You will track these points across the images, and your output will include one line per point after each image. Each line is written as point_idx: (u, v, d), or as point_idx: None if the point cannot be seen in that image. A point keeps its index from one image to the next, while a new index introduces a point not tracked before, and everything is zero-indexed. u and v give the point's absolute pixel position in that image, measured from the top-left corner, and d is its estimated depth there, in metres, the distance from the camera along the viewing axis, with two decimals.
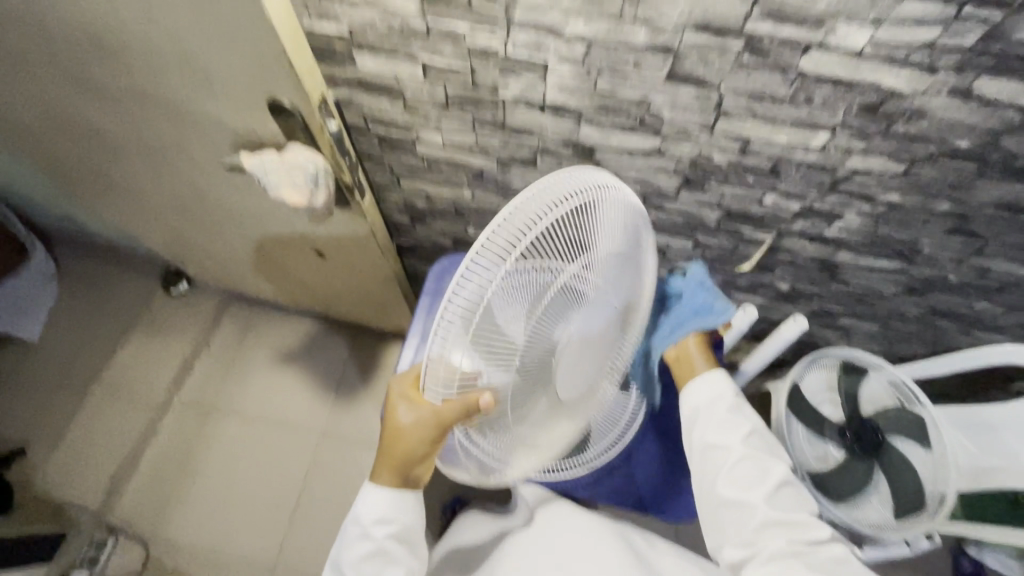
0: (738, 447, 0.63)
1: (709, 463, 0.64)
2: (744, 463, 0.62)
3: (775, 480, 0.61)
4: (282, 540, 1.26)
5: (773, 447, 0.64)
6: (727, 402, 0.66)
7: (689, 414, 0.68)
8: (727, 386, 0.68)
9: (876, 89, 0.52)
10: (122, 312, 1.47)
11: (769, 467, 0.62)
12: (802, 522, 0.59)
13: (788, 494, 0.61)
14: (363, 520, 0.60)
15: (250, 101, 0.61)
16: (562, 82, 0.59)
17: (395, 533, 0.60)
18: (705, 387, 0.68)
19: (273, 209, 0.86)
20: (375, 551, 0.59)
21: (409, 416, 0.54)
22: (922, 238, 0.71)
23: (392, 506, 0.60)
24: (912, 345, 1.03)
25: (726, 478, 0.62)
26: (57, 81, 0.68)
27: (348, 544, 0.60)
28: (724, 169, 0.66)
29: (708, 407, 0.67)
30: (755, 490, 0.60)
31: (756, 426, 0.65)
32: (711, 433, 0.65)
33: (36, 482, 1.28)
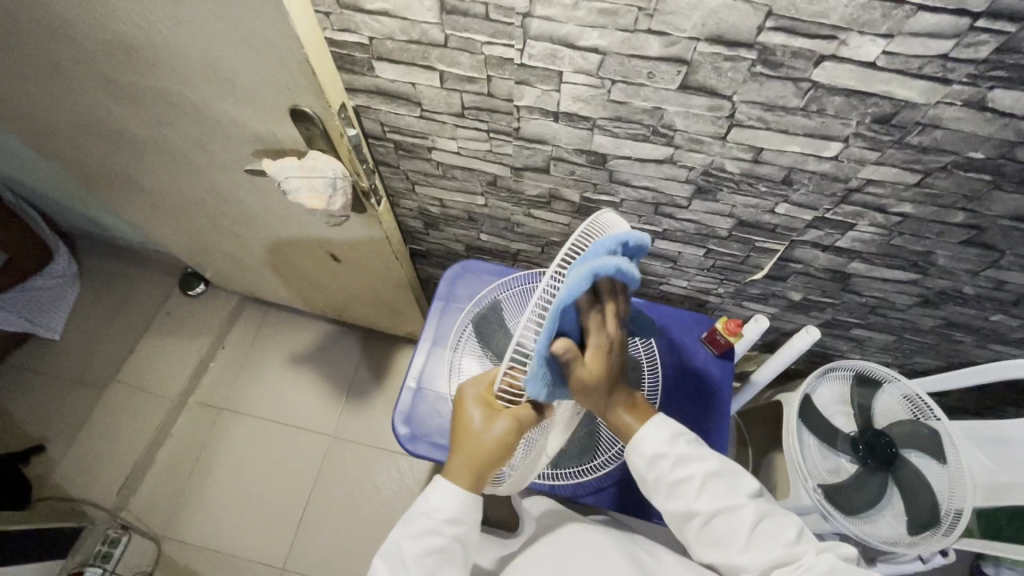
0: (699, 505, 0.58)
1: (685, 530, 0.60)
2: (713, 521, 0.58)
3: (745, 528, 0.56)
4: (291, 539, 1.27)
5: (733, 485, 0.59)
6: (668, 456, 0.60)
7: (642, 482, 0.63)
8: (662, 435, 0.61)
9: (888, 100, 0.52)
10: (141, 312, 1.51)
11: (735, 514, 0.57)
12: (785, 560, 0.54)
13: (761, 531, 0.56)
14: (435, 515, 0.57)
15: (272, 107, 0.63)
16: (576, 92, 0.60)
17: (462, 536, 0.58)
18: (646, 450, 0.61)
19: (290, 213, 0.88)
20: (438, 550, 0.56)
21: (488, 420, 0.59)
22: (936, 248, 0.70)
23: (462, 507, 0.58)
24: (927, 358, 1.02)
25: (704, 542, 0.58)
26: (87, 87, 0.71)
27: (410, 538, 0.56)
28: (736, 178, 0.67)
29: (653, 471, 0.61)
30: (733, 548, 0.56)
31: (706, 469, 0.59)
32: (670, 501, 0.60)
33: (53, 477, 1.30)
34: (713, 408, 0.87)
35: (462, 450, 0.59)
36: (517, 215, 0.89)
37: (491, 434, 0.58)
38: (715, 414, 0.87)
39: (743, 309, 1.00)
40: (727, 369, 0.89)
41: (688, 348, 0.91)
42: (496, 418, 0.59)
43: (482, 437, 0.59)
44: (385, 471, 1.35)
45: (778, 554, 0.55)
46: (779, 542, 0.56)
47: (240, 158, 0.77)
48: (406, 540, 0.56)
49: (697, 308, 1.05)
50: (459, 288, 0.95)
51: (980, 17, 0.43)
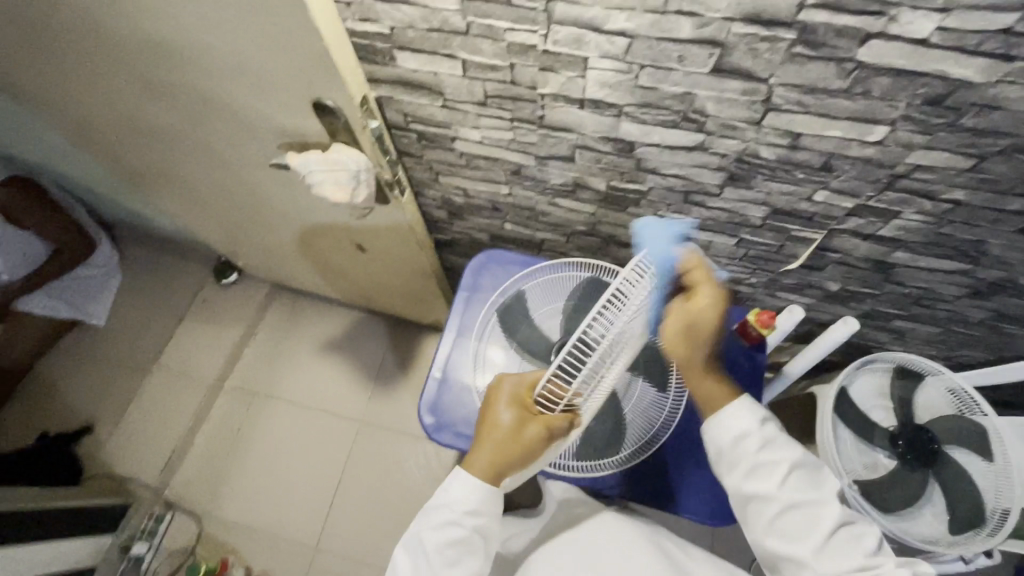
0: (780, 495, 0.58)
1: (755, 516, 0.60)
2: (791, 514, 0.57)
3: (825, 527, 0.56)
4: (323, 521, 1.31)
5: (816, 482, 0.59)
6: (754, 437, 0.61)
7: (717, 456, 0.63)
8: (751, 417, 0.61)
9: (942, 80, 0.48)
10: (177, 300, 1.56)
11: (816, 512, 0.57)
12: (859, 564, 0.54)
13: (842, 537, 0.56)
14: (455, 508, 0.59)
15: (295, 100, 0.63)
16: (602, 78, 0.58)
17: (481, 527, 0.59)
18: (730, 428, 0.62)
19: (316, 204, 0.89)
20: (459, 541, 0.58)
21: (513, 420, 0.58)
22: (990, 237, 0.66)
23: (481, 498, 0.59)
24: (975, 350, 0.96)
25: (774, 530, 0.58)
26: (119, 82, 0.72)
27: (431, 528, 0.58)
28: (771, 165, 0.64)
29: (737, 450, 0.61)
30: (806, 544, 0.56)
31: (793, 460, 0.59)
32: (748, 481, 0.60)
33: (102, 457, 1.38)
34: None
35: (489, 444, 0.59)
36: (541, 204, 0.87)
37: (519, 436, 0.58)
38: None
39: (777, 299, 0.97)
40: (759, 360, 0.86)
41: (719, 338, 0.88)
42: (527, 421, 0.58)
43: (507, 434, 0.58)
44: (413, 455, 1.37)
45: (855, 561, 0.54)
46: (859, 550, 0.55)
47: (266, 151, 0.77)
48: (428, 531, 0.58)
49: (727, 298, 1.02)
50: (484, 277, 0.95)
51: None
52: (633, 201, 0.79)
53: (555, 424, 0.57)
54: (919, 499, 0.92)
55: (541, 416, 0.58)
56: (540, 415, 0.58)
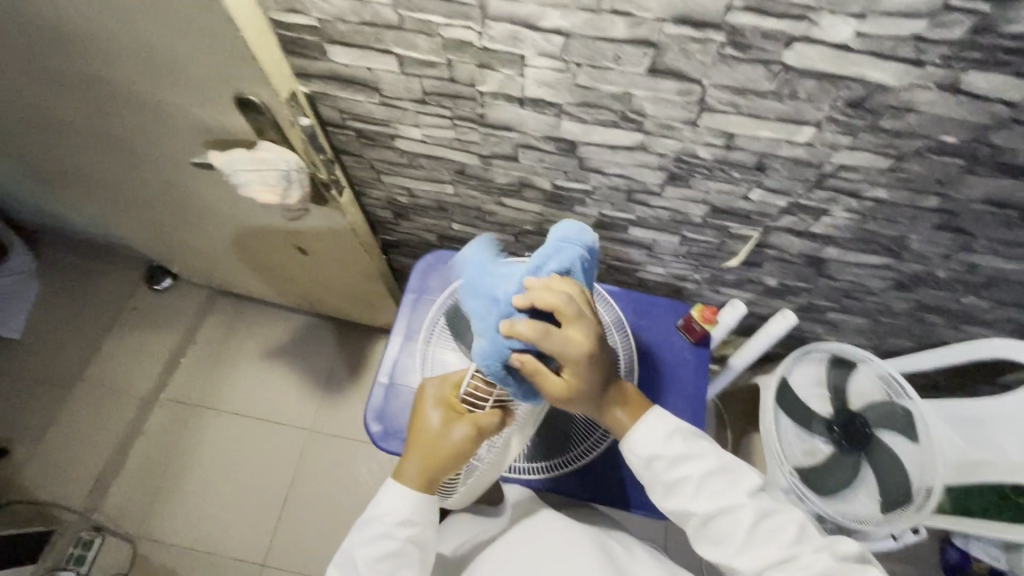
0: (698, 507, 0.58)
1: (686, 526, 0.61)
2: (713, 522, 0.58)
3: (746, 529, 0.56)
4: (271, 536, 1.26)
5: (731, 483, 0.59)
6: (661, 454, 0.60)
7: (638, 477, 0.63)
8: (663, 425, 0.62)
9: (862, 83, 0.50)
10: (105, 308, 1.45)
11: (735, 515, 0.57)
12: (782, 555, 0.55)
13: (760, 528, 0.57)
14: (387, 520, 0.57)
15: (217, 95, 0.59)
16: (540, 77, 0.57)
17: (416, 536, 0.58)
18: (644, 448, 0.61)
19: (250, 205, 0.84)
20: (393, 555, 0.56)
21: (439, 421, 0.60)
22: (911, 233, 0.70)
23: (415, 507, 0.58)
24: (901, 339, 1.02)
25: (703, 539, 0.59)
26: (18, 73, 0.66)
27: (361, 545, 0.56)
28: (708, 164, 0.65)
29: (649, 469, 0.61)
30: (733, 548, 0.57)
31: (702, 467, 0.59)
32: (670, 500, 0.60)
33: (20, 480, 1.27)
34: (690, 395, 0.86)
35: (419, 448, 0.59)
36: (488, 204, 0.86)
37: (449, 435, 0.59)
38: (692, 401, 0.85)
39: (720, 295, 0.99)
40: (703, 355, 0.88)
41: (665, 336, 0.89)
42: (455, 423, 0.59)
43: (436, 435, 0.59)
44: (365, 463, 1.33)
45: (772, 553, 0.55)
46: (778, 541, 0.56)
47: (190, 149, 0.72)
48: (360, 548, 0.55)
49: (674, 294, 1.03)
50: (432, 279, 0.93)
51: None
52: (579, 201, 0.79)
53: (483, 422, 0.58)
54: (853, 480, 0.98)
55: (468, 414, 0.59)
56: (467, 414, 0.60)
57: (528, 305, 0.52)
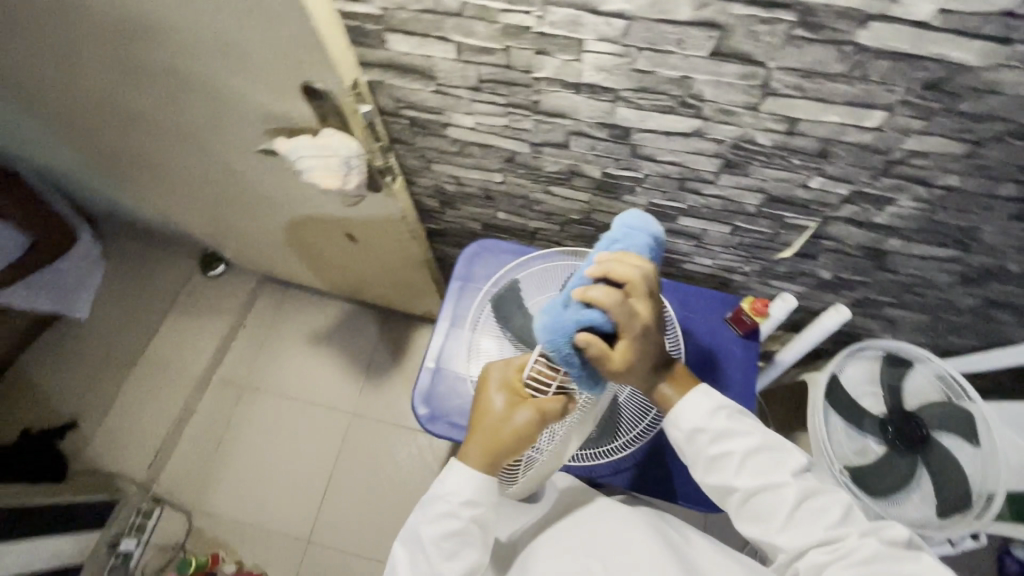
0: (739, 483, 0.58)
1: (726, 504, 0.60)
2: (754, 499, 0.57)
3: (787, 506, 0.55)
4: (316, 514, 1.30)
5: (774, 461, 0.58)
6: (706, 431, 0.61)
7: (682, 454, 0.64)
8: (707, 403, 0.62)
9: (941, 64, 0.48)
10: (163, 292, 1.52)
11: (776, 493, 0.56)
12: (823, 534, 0.54)
13: (804, 510, 0.55)
14: (451, 499, 0.58)
15: (284, 83, 0.61)
16: (599, 62, 0.57)
17: (479, 518, 0.58)
18: (687, 424, 0.62)
19: (305, 193, 0.87)
20: (457, 533, 0.56)
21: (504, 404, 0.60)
22: (983, 224, 0.66)
23: (478, 488, 0.58)
24: (963, 337, 0.97)
25: (744, 516, 0.58)
26: (99, 65, 0.69)
27: (428, 522, 0.56)
28: (767, 151, 0.63)
29: (693, 445, 0.62)
30: (774, 525, 0.56)
31: (746, 445, 0.59)
32: (711, 475, 0.60)
33: (87, 453, 1.35)
34: (737, 388, 0.84)
35: (483, 430, 0.59)
36: (535, 192, 0.86)
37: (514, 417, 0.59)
38: (739, 394, 0.84)
39: (769, 287, 0.97)
40: (751, 348, 0.87)
41: (714, 328, 0.88)
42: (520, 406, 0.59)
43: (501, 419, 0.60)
44: (405, 447, 1.36)
45: (816, 534, 0.54)
46: (822, 522, 0.55)
47: (253, 138, 0.75)
48: (425, 525, 0.56)
49: (720, 287, 1.02)
50: (477, 267, 0.94)
51: None
52: (628, 189, 0.79)
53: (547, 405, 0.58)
54: (906, 484, 0.93)
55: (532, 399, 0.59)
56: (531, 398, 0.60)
57: (601, 274, 0.55)
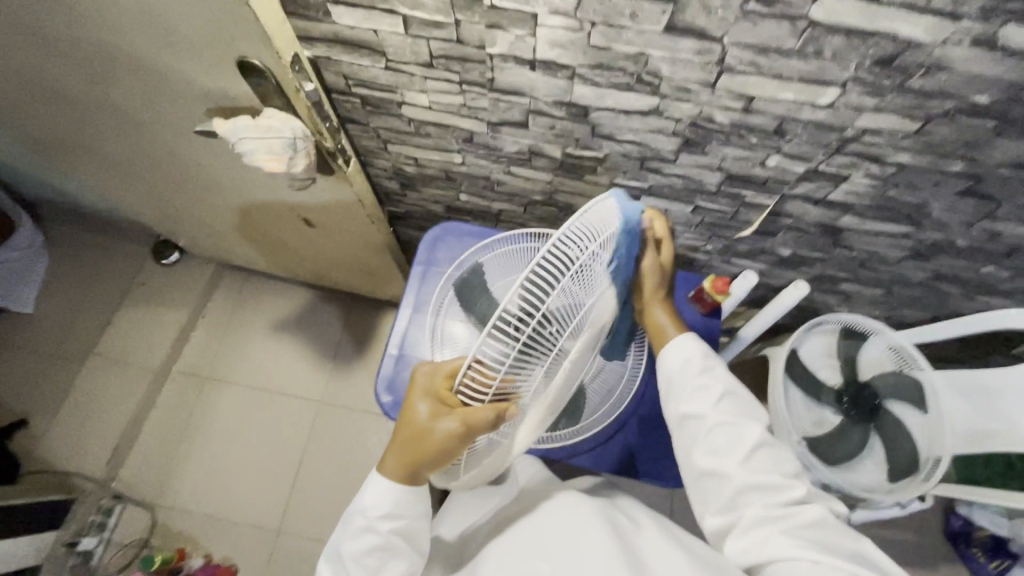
0: (711, 412, 0.60)
1: (686, 432, 0.61)
2: (717, 431, 0.59)
3: (748, 444, 0.57)
4: (285, 503, 1.29)
5: (746, 406, 0.60)
6: (697, 362, 0.63)
7: (665, 382, 0.65)
8: (696, 345, 0.64)
9: (891, 40, 0.48)
10: (114, 282, 1.45)
11: (740, 431, 0.58)
12: (776, 483, 0.55)
13: (763, 456, 0.57)
14: (370, 513, 0.56)
15: (218, 59, 0.57)
16: (553, 38, 0.55)
17: (403, 529, 0.57)
18: (677, 354, 0.64)
19: (255, 176, 0.83)
20: (376, 548, 0.55)
21: (429, 413, 0.52)
22: (932, 200, 0.68)
23: (397, 499, 0.56)
24: (915, 310, 1.01)
25: (702, 446, 0.59)
26: (13, 39, 0.63)
27: (348, 539, 0.56)
28: (725, 129, 0.63)
29: (682, 373, 0.63)
30: (729, 458, 0.57)
31: (729, 388, 0.61)
32: (684, 401, 0.62)
33: (39, 452, 1.29)
34: None
35: (401, 441, 0.54)
36: (496, 173, 0.84)
37: (432, 433, 0.51)
38: None
39: (731, 265, 0.98)
40: (713, 327, 0.87)
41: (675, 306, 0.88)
42: (444, 417, 0.50)
43: (426, 430, 0.52)
44: (375, 434, 1.35)
45: (769, 477, 0.56)
46: (777, 470, 0.57)
47: (193, 118, 0.71)
48: (346, 540, 0.56)
49: (684, 266, 1.02)
50: (440, 251, 0.92)
51: None
52: (590, 169, 0.77)
53: (474, 418, 0.47)
54: (859, 451, 0.97)
55: (459, 408, 0.49)
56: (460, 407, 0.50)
57: None
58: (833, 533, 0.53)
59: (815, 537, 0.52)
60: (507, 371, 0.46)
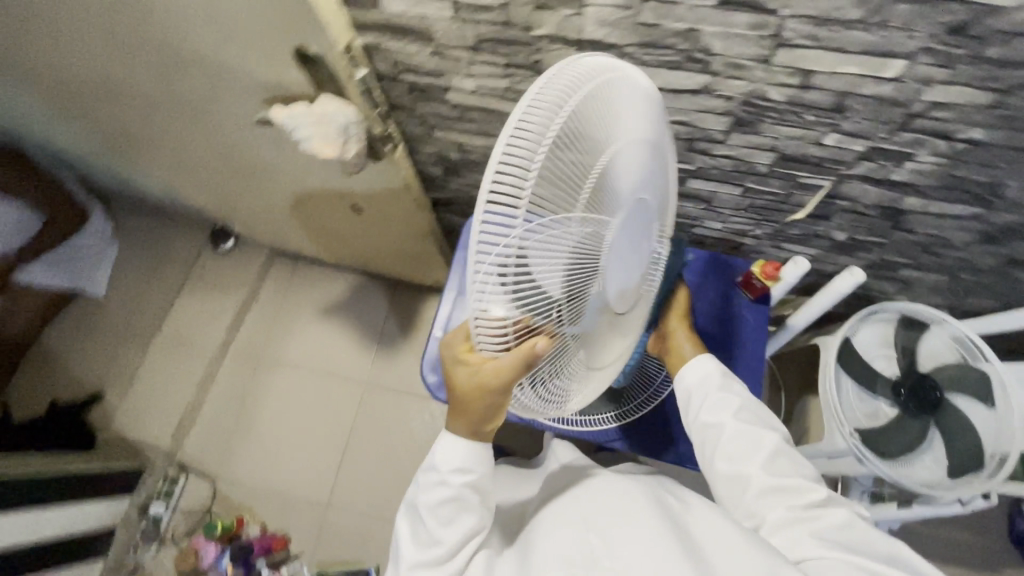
0: (731, 421, 0.61)
1: (706, 443, 0.62)
2: (737, 438, 0.60)
3: (765, 450, 0.59)
4: (334, 478, 1.35)
5: (764, 415, 0.62)
6: (715, 376, 0.64)
7: (684, 397, 0.66)
8: (714, 362, 0.66)
9: (967, 6, 0.45)
10: (177, 267, 1.54)
11: (759, 438, 0.59)
12: (798, 486, 0.57)
13: (783, 462, 0.58)
14: (442, 469, 0.57)
15: (277, 50, 0.60)
16: (601, 16, 0.54)
17: (473, 484, 0.57)
18: (696, 370, 0.65)
19: (307, 163, 0.86)
20: (450, 501, 0.56)
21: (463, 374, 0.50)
22: (1006, 179, 0.64)
23: (469, 455, 0.57)
24: (982, 298, 0.95)
25: (721, 456, 0.60)
26: (90, 35, 0.68)
27: (423, 493, 0.58)
28: (779, 107, 0.61)
29: (700, 388, 0.64)
30: (748, 464, 0.59)
31: (746, 399, 0.63)
32: (703, 412, 0.63)
33: (114, 424, 1.39)
34: (748, 355, 0.84)
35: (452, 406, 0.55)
36: None
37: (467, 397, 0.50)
38: (748, 360, 0.84)
39: (782, 251, 0.95)
40: (760, 315, 0.86)
41: (720, 295, 0.87)
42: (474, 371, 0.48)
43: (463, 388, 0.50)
44: (419, 415, 1.39)
45: (790, 481, 0.57)
46: (796, 473, 0.58)
47: (251, 107, 0.74)
48: (421, 495, 0.58)
49: (731, 251, 1.00)
50: None
51: None
52: None
53: (500, 367, 0.44)
54: (919, 445, 0.92)
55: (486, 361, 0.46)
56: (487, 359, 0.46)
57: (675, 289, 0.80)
58: (862, 533, 0.53)
59: (841, 537, 0.52)
60: (519, 312, 0.41)
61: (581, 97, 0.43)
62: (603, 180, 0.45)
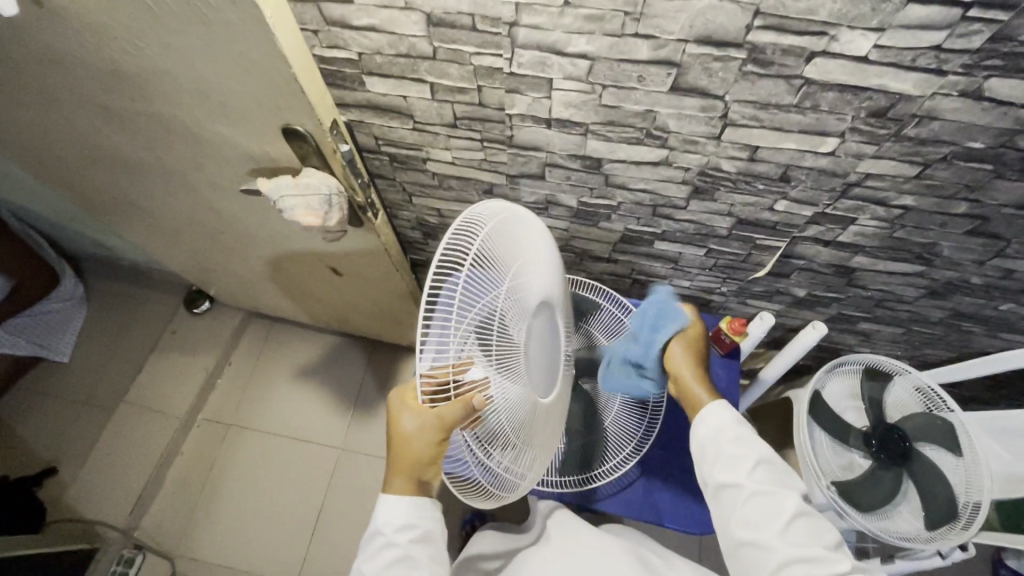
0: (747, 482, 0.60)
1: (723, 504, 0.62)
2: (755, 501, 0.59)
3: (785, 514, 0.58)
4: (305, 553, 1.27)
5: (784, 475, 0.61)
6: (731, 431, 0.64)
7: (698, 452, 0.66)
8: (729, 412, 0.66)
9: (884, 94, 0.52)
10: (146, 331, 1.51)
11: (778, 500, 0.59)
12: (819, 555, 0.55)
13: (802, 527, 0.57)
14: (385, 530, 0.57)
15: (265, 126, 0.63)
16: (567, 98, 0.60)
17: (420, 539, 0.58)
18: (710, 425, 0.65)
19: (290, 229, 0.88)
20: (398, 561, 0.56)
21: (410, 425, 0.52)
22: (941, 240, 0.70)
23: (412, 511, 0.58)
24: (937, 348, 1.00)
25: (739, 519, 0.60)
26: (79, 111, 0.70)
27: (368, 562, 0.57)
28: (732, 177, 0.66)
29: (715, 442, 0.64)
30: (768, 530, 0.58)
31: (764, 456, 0.62)
32: (718, 470, 0.63)
33: (66, 500, 1.31)
34: None
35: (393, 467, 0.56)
36: None
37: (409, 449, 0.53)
38: None
39: (748, 306, 0.99)
40: (733, 369, 0.89)
41: None
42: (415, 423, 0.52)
43: (410, 442, 0.53)
44: None
45: (811, 548, 0.56)
46: (818, 541, 0.57)
47: (236, 177, 0.77)
48: (365, 564, 0.57)
49: (700, 308, 1.04)
50: None
51: (971, 7, 0.42)
52: (604, 216, 0.81)
53: (447, 418, 0.49)
54: (895, 497, 0.93)
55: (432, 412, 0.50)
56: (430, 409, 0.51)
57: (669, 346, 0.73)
58: None
59: None
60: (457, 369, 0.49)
61: (505, 212, 0.57)
62: (533, 269, 0.55)
